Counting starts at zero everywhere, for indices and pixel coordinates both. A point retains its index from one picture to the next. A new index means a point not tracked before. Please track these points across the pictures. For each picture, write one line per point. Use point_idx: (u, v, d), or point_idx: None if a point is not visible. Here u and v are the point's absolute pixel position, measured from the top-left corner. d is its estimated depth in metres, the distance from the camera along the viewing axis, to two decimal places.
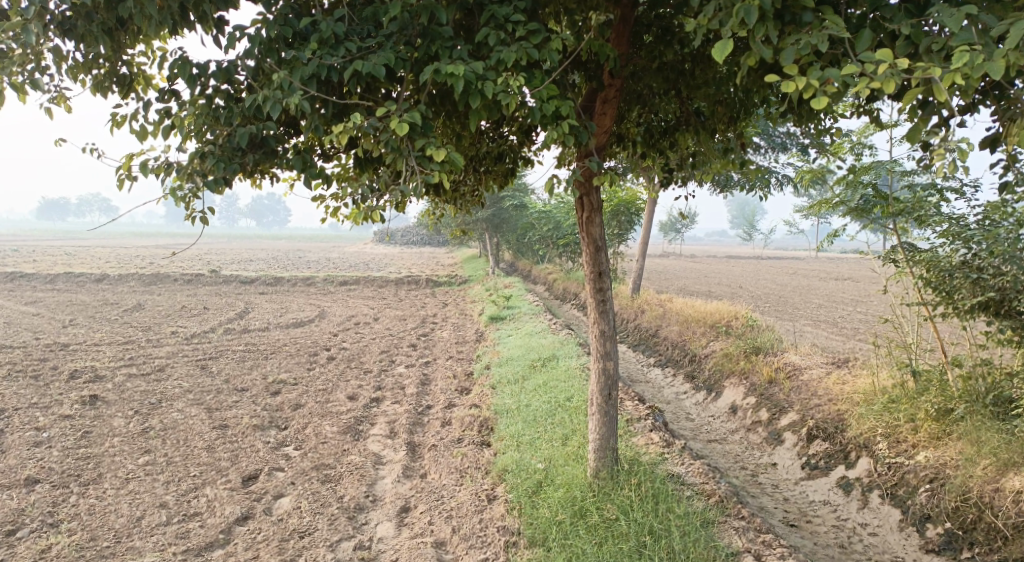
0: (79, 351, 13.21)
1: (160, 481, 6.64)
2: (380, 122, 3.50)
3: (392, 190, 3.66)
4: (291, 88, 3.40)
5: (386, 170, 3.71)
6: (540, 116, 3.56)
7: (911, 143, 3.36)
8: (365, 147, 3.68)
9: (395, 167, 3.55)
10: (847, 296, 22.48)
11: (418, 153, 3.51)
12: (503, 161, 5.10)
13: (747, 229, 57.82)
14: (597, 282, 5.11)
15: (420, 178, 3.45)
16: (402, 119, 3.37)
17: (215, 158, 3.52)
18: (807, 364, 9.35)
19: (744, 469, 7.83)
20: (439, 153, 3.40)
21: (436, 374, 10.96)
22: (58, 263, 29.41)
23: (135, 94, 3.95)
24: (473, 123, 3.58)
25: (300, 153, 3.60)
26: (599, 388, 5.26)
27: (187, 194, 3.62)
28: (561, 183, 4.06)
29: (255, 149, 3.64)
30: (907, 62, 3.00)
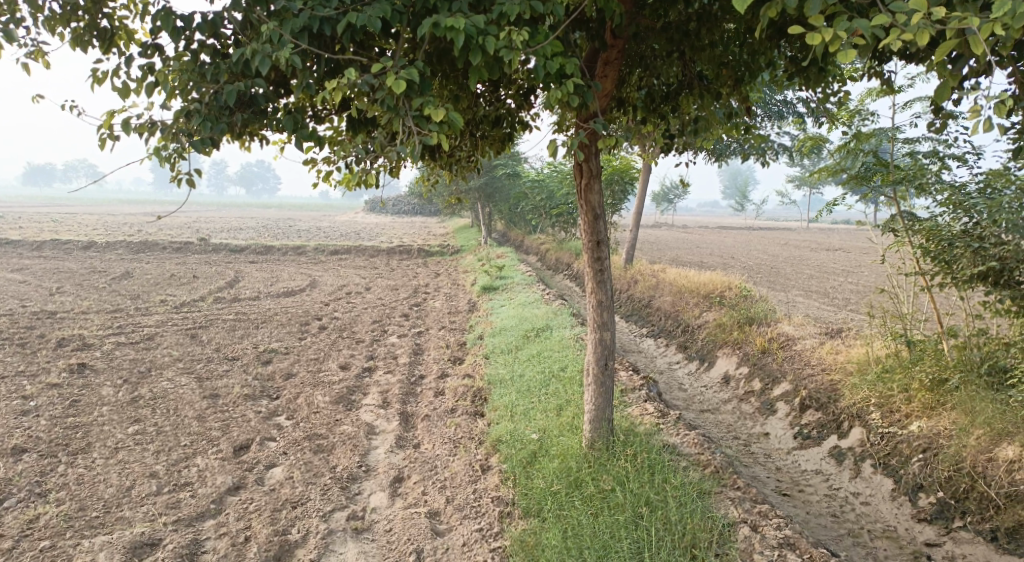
0: (66, 319, 13.08)
1: (150, 451, 6.57)
2: (375, 79, 3.37)
3: (387, 152, 3.53)
4: (281, 42, 3.27)
5: (381, 131, 3.58)
6: (543, 74, 3.44)
7: (941, 101, 3.24)
8: (359, 107, 3.54)
9: (392, 128, 3.43)
10: (839, 267, 22.50)
11: (415, 112, 3.38)
12: (500, 125, 4.98)
13: (740, 200, 57.73)
14: (595, 251, 5.03)
15: (417, 139, 3.33)
16: (399, 76, 3.24)
17: (201, 117, 3.40)
18: (801, 334, 9.32)
19: (737, 439, 7.84)
20: (438, 113, 3.27)
21: (429, 344, 10.90)
22: (46, 230, 29.11)
23: (116, 49, 3.78)
24: (472, 82, 3.46)
25: (291, 114, 3.48)
26: (596, 358, 5.20)
27: (171, 155, 3.50)
28: (561, 148, 3.95)
29: (243, 108, 3.52)
30: (943, 12, 2.87)
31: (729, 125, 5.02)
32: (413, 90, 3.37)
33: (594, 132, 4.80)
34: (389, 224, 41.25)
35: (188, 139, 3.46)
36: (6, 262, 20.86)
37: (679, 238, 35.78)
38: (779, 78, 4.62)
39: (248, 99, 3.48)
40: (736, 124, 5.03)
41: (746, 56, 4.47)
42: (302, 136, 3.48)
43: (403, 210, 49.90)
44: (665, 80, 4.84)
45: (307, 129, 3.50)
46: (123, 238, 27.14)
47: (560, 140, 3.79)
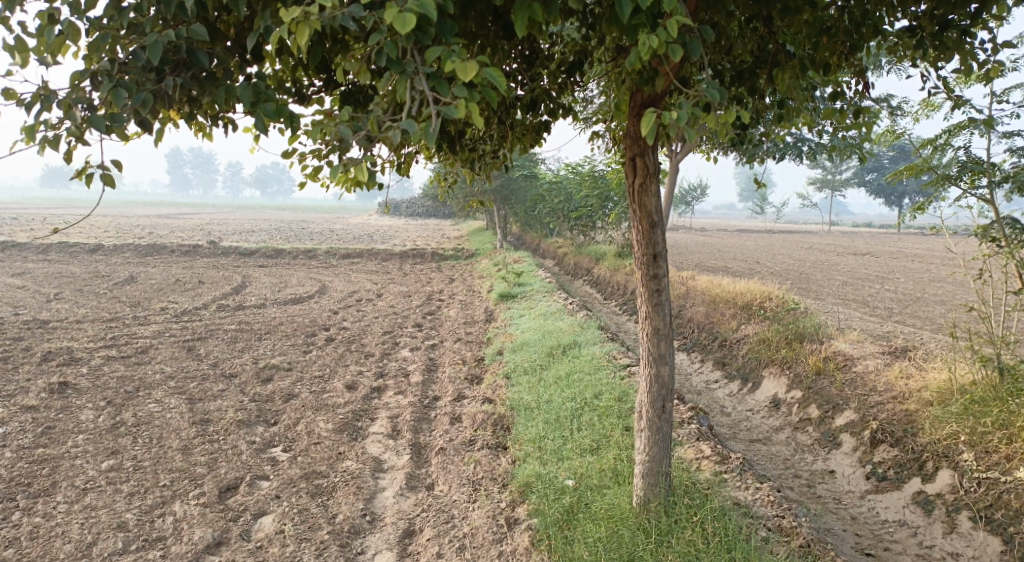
0: (58, 329, 12.23)
1: (123, 493, 5.69)
2: (370, 16, 2.55)
3: (392, 127, 2.65)
4: None
5: (380, 100, 2.71)
6: (627, 9, 2.70)
7: None
8: (349, 65, 2.71)
9: (398, 93, 2.61)
10: (871, 272, 21.39)
11: (430, 69, 2.56)
12: (519, 108, 4.07)
13: (759, 202, 56.58)
14: (652, 266, 4.12)
15: (436, 105, 2.48)
16: (405, 10, 2.40)
17: (116, 82, 2.65)
18: (860, 354, 8.29)
19: (797, 478, 6.85)
20: (468, 68, 2.44)
21: (443, 359, 9.95)
22: (54, 232, 28.45)
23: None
24: (519, 25, 2.67)
25: (251, 82, 2.70)
26: (650, 399, 4.26)
27: (67, 135, 2.76)
28: (657, 129, 2.90)
29: (179, 71, 2.76)
30: None
31: (827, 108, 3.93)
32: (426, 34, 2.54)
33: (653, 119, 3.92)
34: (401, 226, 40.43)
35: (93, 114, 2.69)
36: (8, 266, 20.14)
37: (699, 241, 34.70)
38: (903, 45, 3.67)
39: (186, 59, 2.75)
40: (838, 108, 3.86)
41: (850, 21, 3.63)
42: (264, 113, 2.70)
43: (416, 213, 49.13)
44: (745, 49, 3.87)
45: (272, 105, 2.71)
46: (131, 240, 26.37)
47: (644, 127, 2.86)
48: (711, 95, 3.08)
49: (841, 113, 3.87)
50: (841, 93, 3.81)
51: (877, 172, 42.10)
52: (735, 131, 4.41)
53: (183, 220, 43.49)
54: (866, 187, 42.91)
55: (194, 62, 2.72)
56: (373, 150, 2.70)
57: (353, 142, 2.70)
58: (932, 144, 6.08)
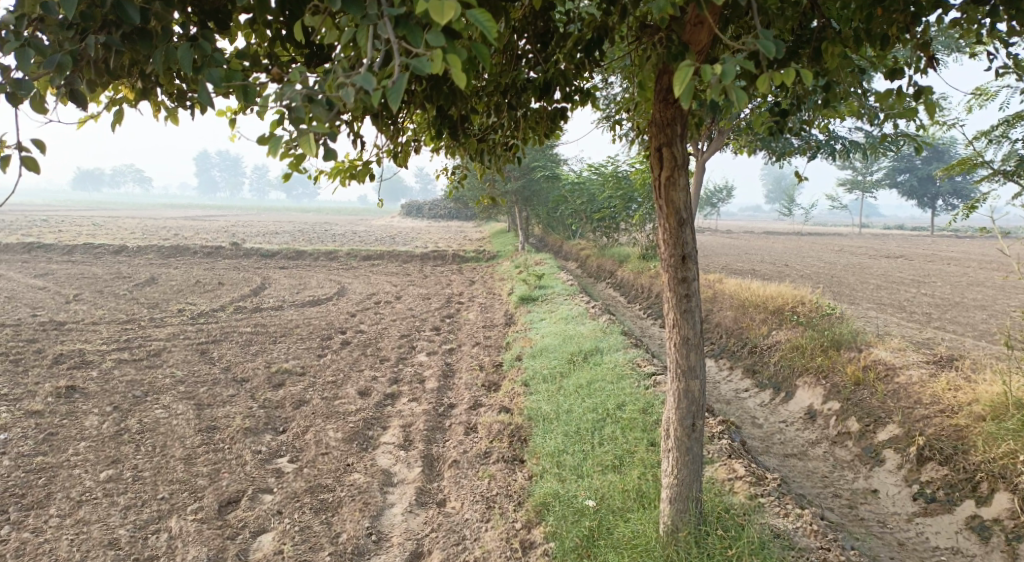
0: (73, 331, 12.05)
1: (119, 507, 5.42)
2: None
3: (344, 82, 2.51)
4: None
5: (342, 57, 2.55)
6: None
7: None
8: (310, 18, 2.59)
9: (360, 44, 2.44)
10: (906, 276, 20.64)
11: (396, 14, 2.39)
12: (529, 93, 3.75)
13: (787, 205, 55.59)
14: (680, 269, 3.71)
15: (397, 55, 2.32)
16: None
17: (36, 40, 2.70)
18: (902, 363, 7.77)
19: (837, 498, 6.47)
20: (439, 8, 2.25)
21: (460, 365, 9.58)
22: (81, 233, 28.56)
23: None
24: None
25: (193, 44, 2.71)
26: (679, 416, 3.84)
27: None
28: (690, 85, 2.45)
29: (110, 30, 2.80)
30: None
31: (880, 91, 3.52)
32: None
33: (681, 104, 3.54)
34: (424, 228, 40.16)
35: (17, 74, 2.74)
36: (32, 266, 20.14)
37: (726, 244, 34.03)
38: (969, 19, 3.27)
39: (113, 18, 2.79)
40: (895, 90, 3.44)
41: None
42: (210, 79, 2.69)
43: (439, 215, 48.94)
44: (788, 25, 3.47)
45: (218, 71, 2.70)
46: (156, 241, 26.38)
47: (678, 83, 2.44)
48: (767, 48, 2.60)
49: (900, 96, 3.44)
50: (900, 72, 3.38)
51: (911, 173, 41.04)
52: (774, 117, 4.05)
53: (210, 222, 43.64)
54: (898, 189, 41.87)
55: (122, 20, 2.76)
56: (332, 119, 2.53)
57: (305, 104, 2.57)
58: (986, 135, 5.58)
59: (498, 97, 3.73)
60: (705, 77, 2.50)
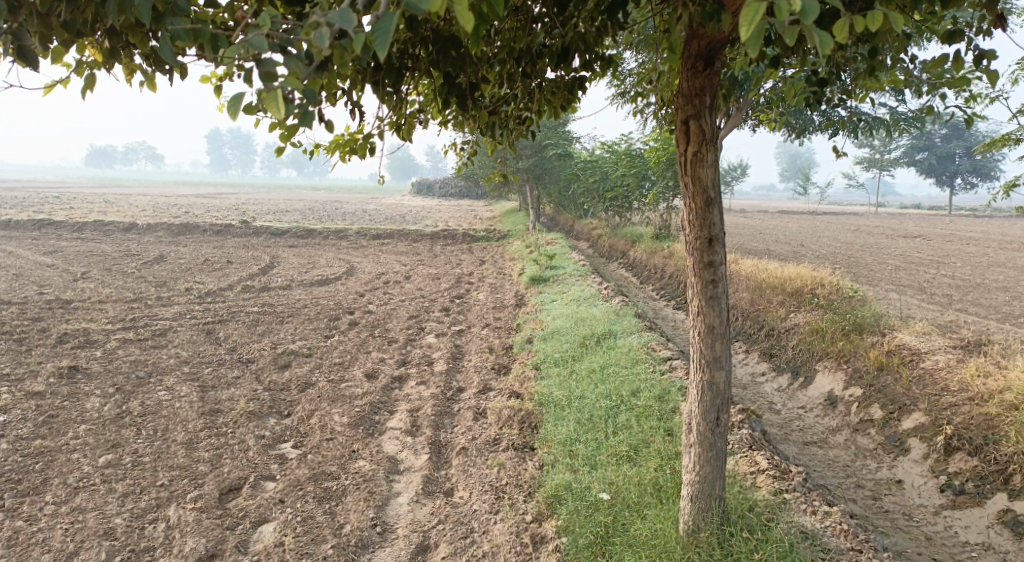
0: (79, 310, 11.90)
1: (116, 494, 5.25)
2: None
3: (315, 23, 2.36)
4: None
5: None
6: None
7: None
8: None
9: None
10: (924, 257, 20.22)
11: None
12: (545, 62, 3.49)
13: (801, 183, 54.88)
14: (707, 252, 3.49)
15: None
16: None
17: None
18: (929, 349, 7.47)
19: (861, 488, 6.25)
20: None
21: (470, 347, 9.35)
22: (92, 211, 28.47)
23: None
24: None
25: None
26: (702, 410, 3.62)
27: None
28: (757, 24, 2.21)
29: None
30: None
31: (936, 57, 3.23)
32: None
33: (710, 73, 3.34)
34: (435, 206, 39.84)
35: None
36: (41, 244, 20.03)
37: (738, 224, 33.59)
38: None
39: None
40: (956, 56, 3.12)
41: None
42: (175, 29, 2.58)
43: (450, 194, 48.61)
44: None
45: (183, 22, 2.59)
46: (165, 219, 26.23)
47: (747, 22, 2.19)
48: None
49: (962, 62, 3.13)
50: (961, 34, 3.07)
51: (929, 151, 40.30)
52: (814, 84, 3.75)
53: (221, 200, 43.52)
54: (916, 167, 41.14)
55: None
56: (298, 71, 2.42)
57: (273, 53, 2.44)
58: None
59: (512, 62, 3.46)
60: (781, 15, 2.22)
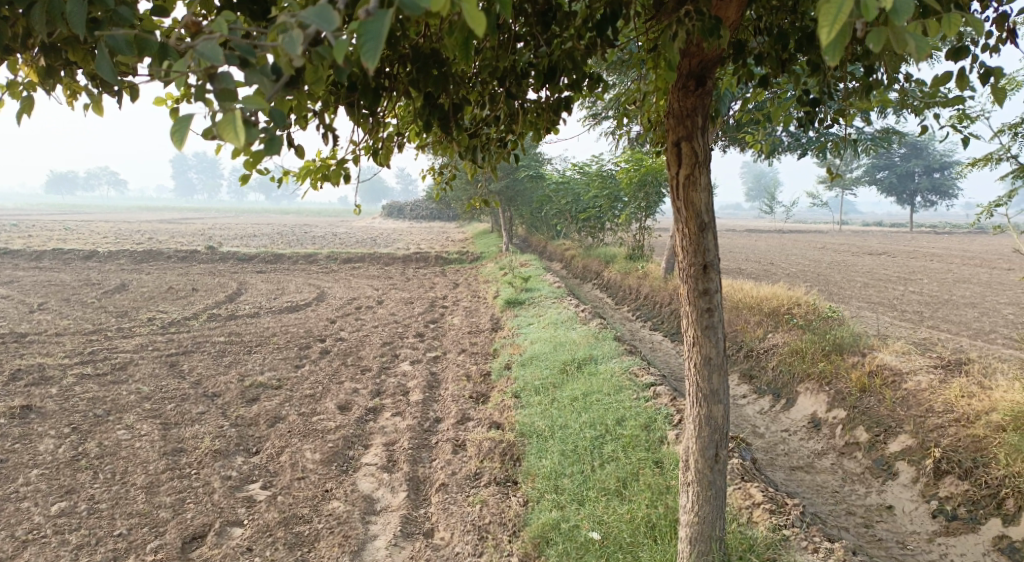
0: (35, 343, 11.40)
1: (69, 547, 4.95)
2: None
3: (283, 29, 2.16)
4: None
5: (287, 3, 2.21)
6: None
7: None
8: None
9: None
10: (891, 273, 20.40)
11: None
12: (530, 81, 3.31)
13: (767, 201, 55.57)
14: (701, 280, 3.40)
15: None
16: None
17: None
18: (911, 369, 7.36)
19: (851, 516, 6.13)
20: None
21: (446, 374, 9.07)
22: (53, 238, 27.70)
23: None
24: None
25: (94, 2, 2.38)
26: (701, 446, 3.57)
27: None
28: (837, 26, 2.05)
29: None
30: None
31: (938, 74, 3.12)
32: None
33: (699, 92, 3.22)
34: (406, 229, 39.50)
35: None
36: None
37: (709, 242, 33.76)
38: None
39: None
40: (960, 73, 2.99)
41: None
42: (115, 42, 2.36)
43: (420, 216, 48.30)
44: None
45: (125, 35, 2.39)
46: (128, 246, 25.56)
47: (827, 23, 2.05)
48: None
49: (967, 79, 3.01)
50: (965, 50, 2.96)
51: (889, 169, 41.05)
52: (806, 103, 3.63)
53: (185, 225, 42.70)
54: (877, 186, 41.82)
55: None
56: (265, 83, 2.22)
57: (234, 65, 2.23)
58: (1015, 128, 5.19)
59: (493, 81, 3.28)
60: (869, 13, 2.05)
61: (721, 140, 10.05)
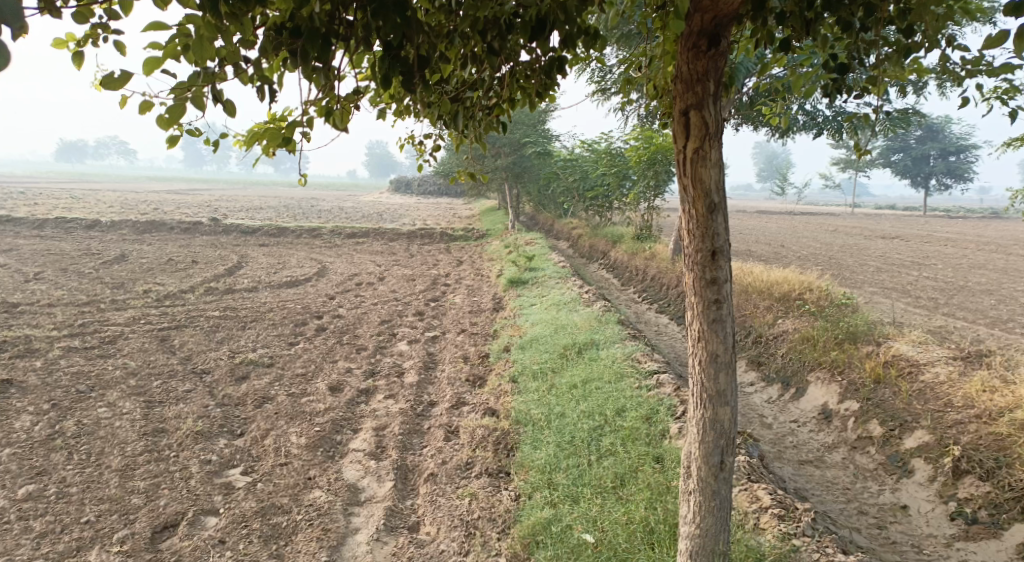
0: (27, 314, 11.14)
1: (31, 535, 4.71)
2: None
3: None
4: None
5: None
6: None
7: None
8: None
9: None
10: (905, 258, 19.93)
11: None
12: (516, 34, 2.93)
13: (779, 182, 54.91)
14: (709, 267, 3.05)
15: None
16: None
17: None
18: (928, 360, 6.96)
19: (863, 516, 5.82)
20: None
21: (443, 355, 8.75)
22: (57, 206, 27.45)
23: None
24: None
25: None
26: (704, 452, 3.25)
27: None
28: None
29: None
30: None
31: (992, 35, 2.71)
32: None
33: (714, 56, 2.87)
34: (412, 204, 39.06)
35: None
36: None
37: None
38: None
39: None
40: (1018, 33, 2.60)
41: None
42: None
43: (427, 192, 47.83)
44: None
45: None
46: (132, 216, 25.31)
47: None
48: None
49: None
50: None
51: (904, 152, 40.35)
52: (835, 68, 3.22)
53: (190, 196, 42.39)
54: (892, 168, 41.11)
55: None
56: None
57: None
58: None
59: (471, 35, 2.90)
60: None
61: (734, 117, 9.60)
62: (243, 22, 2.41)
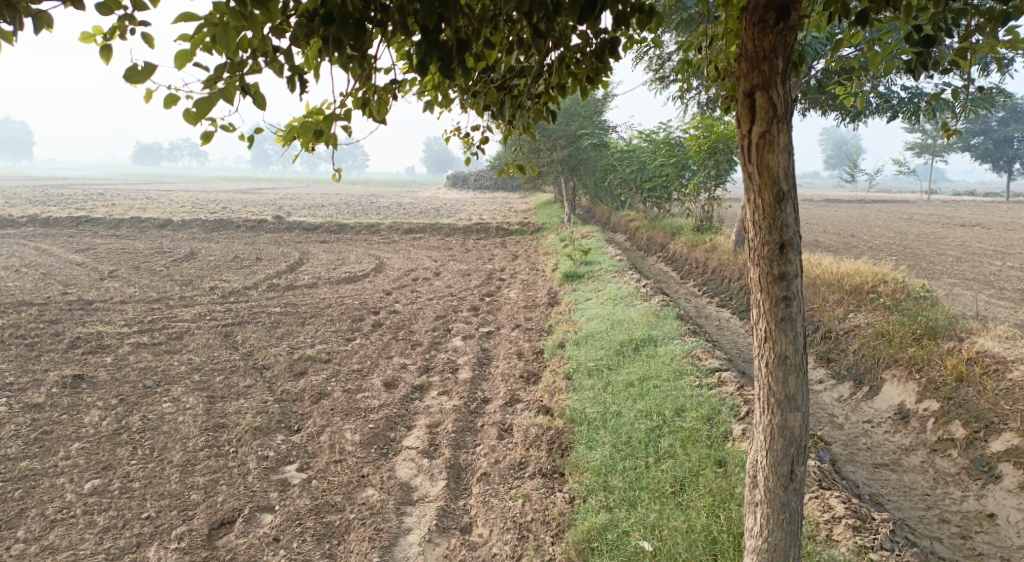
0: (98, 311, 11.50)
1: (94, 530, 4.79)
2: None
3: None
4: None
5: None
6: None
7: None
8: None
9: None
10: (986, 247, 18.92)
11: None
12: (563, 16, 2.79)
13: (848, 170, 53.02)
14: (777, 261, 2.84)
15: None
16: None
17: None
18: (1017, 356, 6.49)
19: (943, 524, 5.48)
20: None
21: (497, 351, 8.64)
22: (132, 207, 28.49)
23: None
24: None
25: None
26: (772, 460, 3.04)
27: None
28: None
29: None
30: None
31: None
32: None
33: (783, 32, 2.66)
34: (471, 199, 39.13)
35: None
36: (75, 241, 19.83)
37: None
38: None
39: None
40: None
41: None
42: None
43: (486, 186, 47.88)
44: None
45: None
46: (200, 215, 26.01)
47: None
48: None
49: None
50: None
51: (985, 135, 38.38)
52: (917, 41, 2.94)
53: (257, 194, 43.43)
54: (971, 153, 39.15)
55: None
56: None
57: None
58: None
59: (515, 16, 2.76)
60: None
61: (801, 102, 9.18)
62: (269, 7, 2.40)
